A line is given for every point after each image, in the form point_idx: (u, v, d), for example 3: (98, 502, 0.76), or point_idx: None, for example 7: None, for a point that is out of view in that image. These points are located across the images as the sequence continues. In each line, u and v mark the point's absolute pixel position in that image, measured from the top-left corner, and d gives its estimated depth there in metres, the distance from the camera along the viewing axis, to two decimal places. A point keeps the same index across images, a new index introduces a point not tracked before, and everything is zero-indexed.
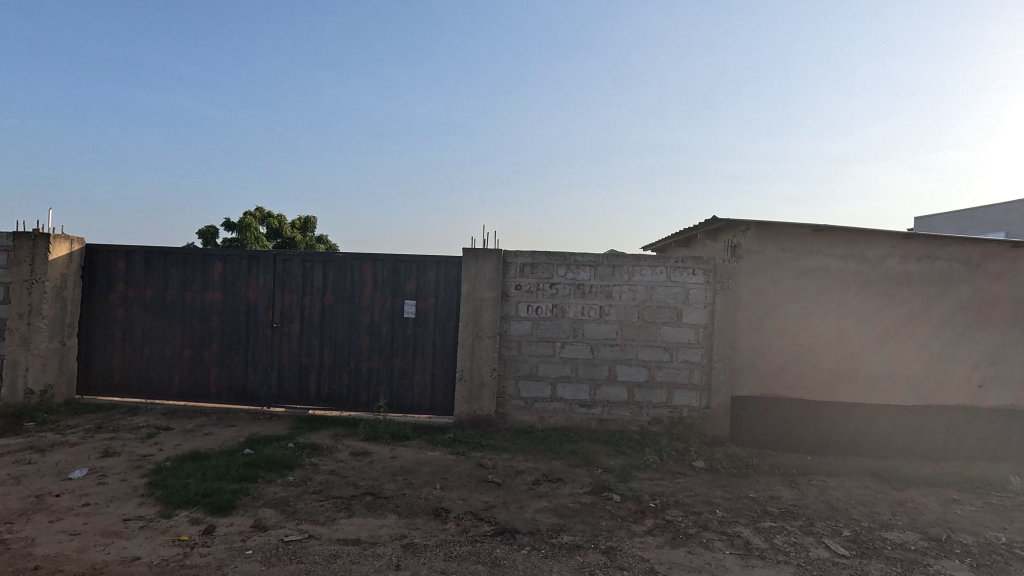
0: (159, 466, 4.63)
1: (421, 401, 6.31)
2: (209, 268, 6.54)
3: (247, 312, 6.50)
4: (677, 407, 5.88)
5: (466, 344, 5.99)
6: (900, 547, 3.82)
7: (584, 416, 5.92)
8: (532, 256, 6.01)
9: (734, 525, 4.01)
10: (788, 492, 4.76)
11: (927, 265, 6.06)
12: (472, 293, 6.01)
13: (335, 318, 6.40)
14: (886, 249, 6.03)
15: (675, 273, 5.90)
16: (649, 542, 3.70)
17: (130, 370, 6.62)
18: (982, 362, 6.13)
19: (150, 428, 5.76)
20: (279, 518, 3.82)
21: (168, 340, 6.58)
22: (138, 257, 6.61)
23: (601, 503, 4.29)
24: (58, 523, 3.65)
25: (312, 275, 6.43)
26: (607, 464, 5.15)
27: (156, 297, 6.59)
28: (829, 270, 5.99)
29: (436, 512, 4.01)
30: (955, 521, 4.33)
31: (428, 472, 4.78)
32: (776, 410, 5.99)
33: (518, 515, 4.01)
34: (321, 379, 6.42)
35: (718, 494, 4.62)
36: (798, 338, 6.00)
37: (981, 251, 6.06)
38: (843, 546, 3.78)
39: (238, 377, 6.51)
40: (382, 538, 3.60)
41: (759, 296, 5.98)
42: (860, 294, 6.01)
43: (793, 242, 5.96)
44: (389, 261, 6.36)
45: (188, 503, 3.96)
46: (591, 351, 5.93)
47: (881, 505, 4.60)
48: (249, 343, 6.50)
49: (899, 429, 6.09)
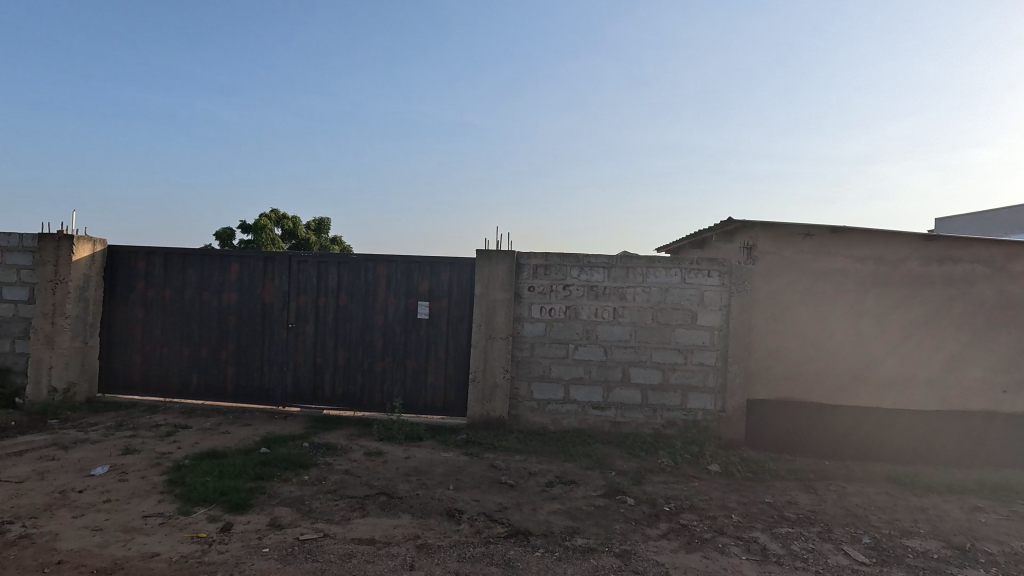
0: (177, 464, 4.70)
1: (434, 402, 6.33)
2: (225, 269, 6.64)
3: (262, 312, 6.58)
4: (691, 410, 5.83)
5: (480, 346, 6.00)
6: (922, 556, 3.74)
7: (598, 419, 5.89)
8: (545, 258, 6.01)
9: (751, 530, 3.96)
10: (806, 498, 4.69)
11: (949, 267, 5.93)
12: (486, 294, 6.02)
13: (349, 318, 6.46)
14: (906, 250, 5.92)
15: (690, 275, 5.85)
16: (663, 547, 3.67)
17: (150, 369, 6.74)
18: (1006, 366, 5.98)
19: (168, 427, 5.85)
20: (294, 517, 3.85)
21: (186, 340, 6.69)
22: (157, 258, 6.73)
23: (615, 506, 4.27)
24: (81, 519, 3.73)
25: (327, 276, 6.49)
26: (620, 467, 5.12)
27: (174, 297, 6.70)
28: (847, 271, 5.90)
29: (449, 512, 4.02)
30: (978, 530, 4.23)
31: (441, 473, 4.79)
32: (791, 413, 5.91)
33: (531, 517, 4.00)
34: (335, 379, 6.47)
35: (733, 499, 4.56)
36: (814, 341, 5.92)
37: (1005, 253, 5.93)
38: (863, 554, 3.71)
39: (254, 377, 6.60)
40: (396, 538, 3.61)
41: (775, 298, 5.90)
42: (879, 296, 5.91)
43: (809, 243, 5.88)
44: (403, 262, 6.40)
45: (206, 501, 4.02)
46: (605, 353, 5.91)
47: (902, 512, 4.50)
48: (264, 343, 6.58)
49: (917, 433, 5.98)
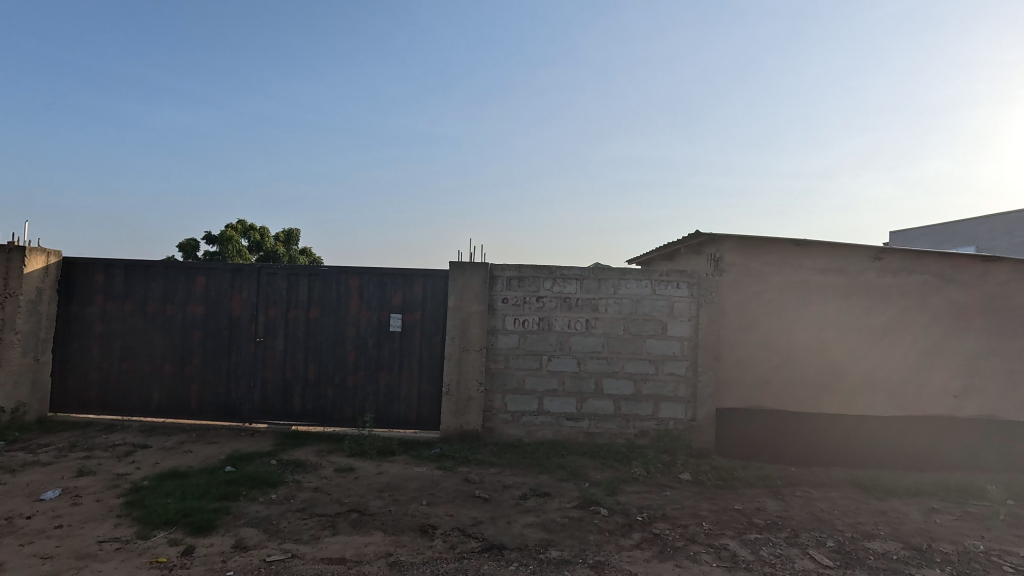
0: (136, 486, 4.50)
1: (408, 415, 6.25)
2: (191, 281, 6.44)
3: (230, 326, 6.40)
4: (663, 420, 5.92)
5: (453, 358, 5.97)
6: (882, 557, 3.87)
7: (572, 430, 5.92)
8: (518, 270, 6.04)
9: (721, 537, 4.03)
10: (774, 504, 4.80)
11: (902, 278, 6.23)
12: (460, 305, 6.01)
13: (319, 331, 6.34)
14: (864, 262, 6.19)
15: (660, 286, 5.99)
16: (637, 556, 3.69)
17: (108, 386, 6.45)
18: (959, 371, 6.29)
19: (127, 446, 5.60)
20: (261, 537, 3.73)
21: (147, 355, 6.44)
22: (117, 270, 6.49)
23: (589, 517, 4.28)
24: (30, 546, 3.52)
25: (297, 288, 6.37)
26: (594, 478, 5.15)
27: (136, 311, 6.46)
28: (809, 282, 6.12)
29: (422, 528, 3.96)
30: (935, 531, 4.40)
31: (415, 488, 4.72)
32: (761, 420, 6.07)
33: (506, 531, 3.98)
34: (305, 394, 6.32)
35: (704, 506, 4.63)
36: (781, 349, 6.10)
37: (954, 264, 6.26)
38: (827, 557, 3.82)
39: (221, 393, 6.39)
40: (367, 556, 3.53)
41: (742, 308, 6.07)
42: (840, 306, 6.15)
43: (774, 254, 6.08)
44: (376, 275, 6.33)
45: (167, 523, 3.85)
46: (578, 365, 5.95)
47: (865, 515, 4.66)
48: (231, 358, 6.38)
49: (880, 439, 6.20)
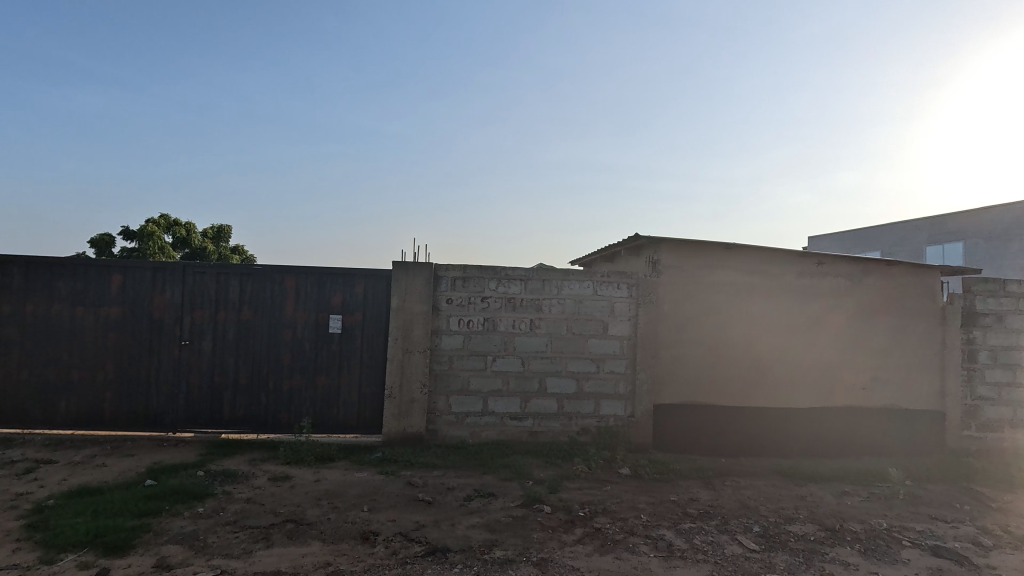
0: (39, 506, 4.08)
1: (348, 419, 6.06)
2: (105, 280, 5.93)
3: (150, 328, 5.94)
4: (604, 417, 6.09)
5: (396, 359, 5.85)
6: (801, 539, 4.18)
7: (516, 429, 5.96)
8: (463, 270, 6.01)
9: (658, 528, 4.20)
10: (706, 494, 5.07)
11: (819, 280, 6.74)
12: (403, 306, 5.90)
13: (252, 334, 6.02)
14: (786, 265, 6.65)
15: (601, 287, 6.15)
16: (578, 551, 3.78)
17: (5, 397, 5.81)
18: (867, 365, 6.89)
19: (28, 462, 5.07)
20: (186, 554, 3.49)
21: (53, 361, 5.86)
22: (16, 268, 5.86)
23: (532, 515, 4.33)
24: None
25: (227, 288, 6.02)
26: (538, 476, 5.21)
27: (39, 313, 5.86)
28: (738, 284, 6.50)
29: (363, 535, 3.85)
30: (846, 512, 4.80)
31: (356, 495, 4.58)
32: (694, 415, 6.38)
33: (449, 533, 3.95)
34: (236, 400, 5.98)
35: (642, 499, 4.81)
36: (713, 347, 6.43)
37: (862, 268, 6.86)
38: (753, 542, 4.07)
39: (140, 401, 5.92)
40: (305, 568, 3.39)
41: (678, 308, 6.35)
42: (765, 306, 6.57)
43: (707, 257, 6.42)
44: (314, 274, 6.10)
45: (76, 546, 3.52)
46: (522, 364, 6.00)
47: (786, 501, 5.01)
48: (152, 363, 5.93)
49: (800, 429, 6.68)
